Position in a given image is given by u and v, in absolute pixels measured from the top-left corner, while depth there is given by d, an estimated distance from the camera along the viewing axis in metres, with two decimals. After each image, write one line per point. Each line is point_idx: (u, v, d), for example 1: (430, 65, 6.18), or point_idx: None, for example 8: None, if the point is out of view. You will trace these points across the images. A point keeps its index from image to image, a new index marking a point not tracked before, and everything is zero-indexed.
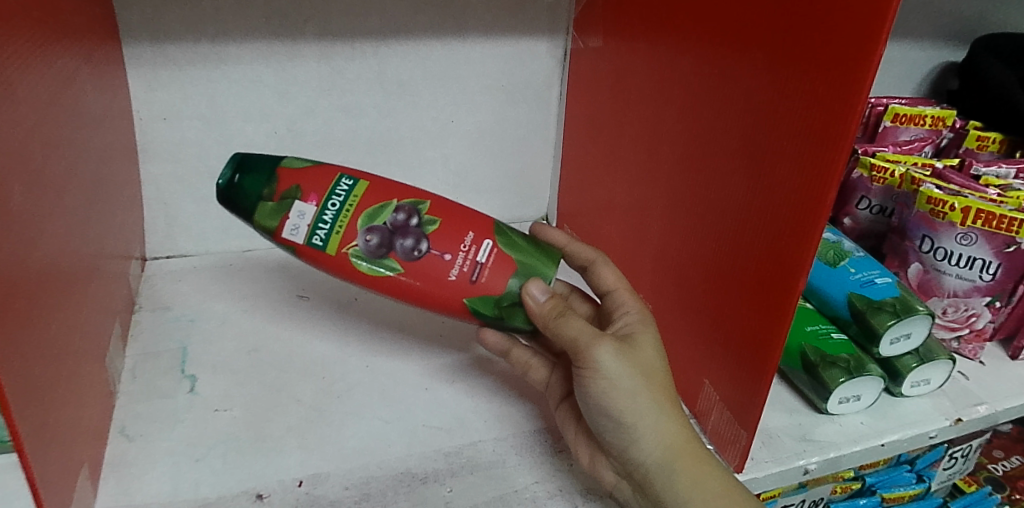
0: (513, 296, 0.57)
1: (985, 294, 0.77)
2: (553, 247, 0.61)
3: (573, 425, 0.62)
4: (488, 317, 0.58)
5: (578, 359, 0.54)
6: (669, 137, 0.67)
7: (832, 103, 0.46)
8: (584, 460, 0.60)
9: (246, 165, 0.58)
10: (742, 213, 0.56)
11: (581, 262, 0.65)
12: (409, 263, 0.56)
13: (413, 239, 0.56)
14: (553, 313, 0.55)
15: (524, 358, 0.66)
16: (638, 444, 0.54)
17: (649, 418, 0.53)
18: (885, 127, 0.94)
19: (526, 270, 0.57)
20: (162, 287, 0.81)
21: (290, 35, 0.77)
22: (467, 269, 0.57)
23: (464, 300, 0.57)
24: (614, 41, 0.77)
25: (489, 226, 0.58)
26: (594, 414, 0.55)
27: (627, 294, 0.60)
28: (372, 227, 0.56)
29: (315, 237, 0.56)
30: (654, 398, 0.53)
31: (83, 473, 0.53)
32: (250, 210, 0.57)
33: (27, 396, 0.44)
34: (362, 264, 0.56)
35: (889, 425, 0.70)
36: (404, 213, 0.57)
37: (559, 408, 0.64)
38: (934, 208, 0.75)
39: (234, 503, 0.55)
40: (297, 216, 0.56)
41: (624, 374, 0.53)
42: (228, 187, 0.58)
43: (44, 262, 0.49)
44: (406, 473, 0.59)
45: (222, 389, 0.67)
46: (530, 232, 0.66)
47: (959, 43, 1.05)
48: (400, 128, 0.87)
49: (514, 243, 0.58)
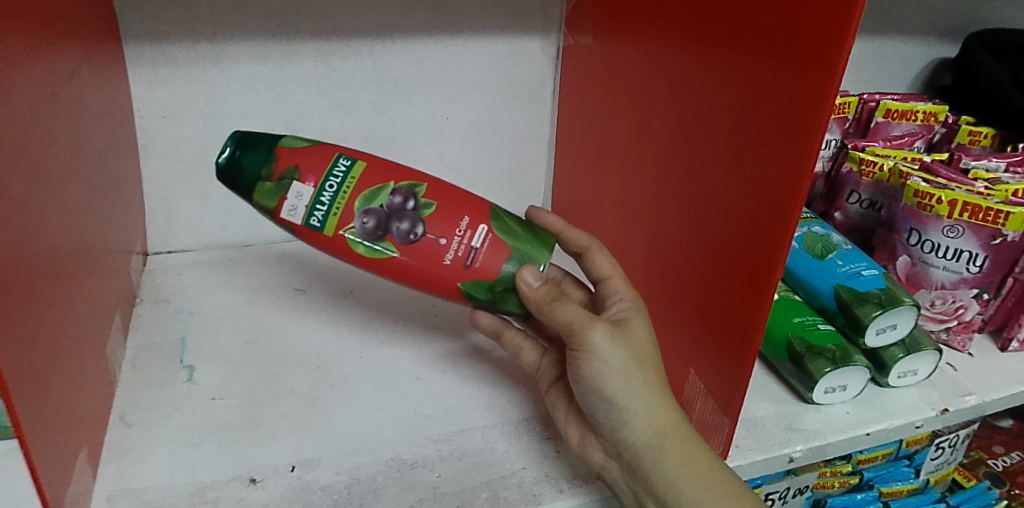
0: (506, 281, 0.59)
1: (972, 286, 0.78)
2: (548, 233, 0.62)
3: (564, 406, 0.63)
4: (481, 301, 0.60)
5: (572, 342, 0.55)
6: (655, 130, 0.68)
7: (805, 92, 0.47)
8: (574, 441, 0.61)
9: (246, 142, 0.59)
10: (724, 203, 0.57)
11: (576, 249, 0.66)
12: (404, 245, 0.58)
13: (409, 222, 0.58)
14: (547, 298, 0.56)
15: (515, 340, 0.68)
16: (630, 425, 0.55)
17: (640, 399, 0.54)
18: (877, 122, 0.95)
19: (521, 255, 0.59)
20: (163, 281, 0.83)
21: (286, 34, 0.79)
22: (462, 254, 0.58)
23: (459, 284, 0.59)
24: (603, 38, 0.78)
25: (484, 211, 0.59)
26: (587, 395, 0.56)
27: (621, 281, 0.62)
28: (368, 209, 0.57)
29: (313, 217, 0.57)
30: (644, 380, 0.54)
31: (83, 456, 0.54)
32: (249, 188, 0.58)
33: (26, 381, 0.45)
34: (359, 245, 0.58)
35: (875, 415, 0.71)
36: (400, 196, 0.58)
37: (550, 390, 0.65)
38: (921, 201, 0.76)
39: (229, 487, 0.56)
40: (295, 197, 0.58)
41: (617, 356, 0.54)
42: (229, 164, 0.59)
43: (45, 251, 0.52)
44: (396, 459, 0.60)
45: (219, 379, 0.69)
46: (527, 217, 0.67)
47: (953, 39, 1.06)
48: (396, 125, 0.88)
49: (509, 229, 0.59)
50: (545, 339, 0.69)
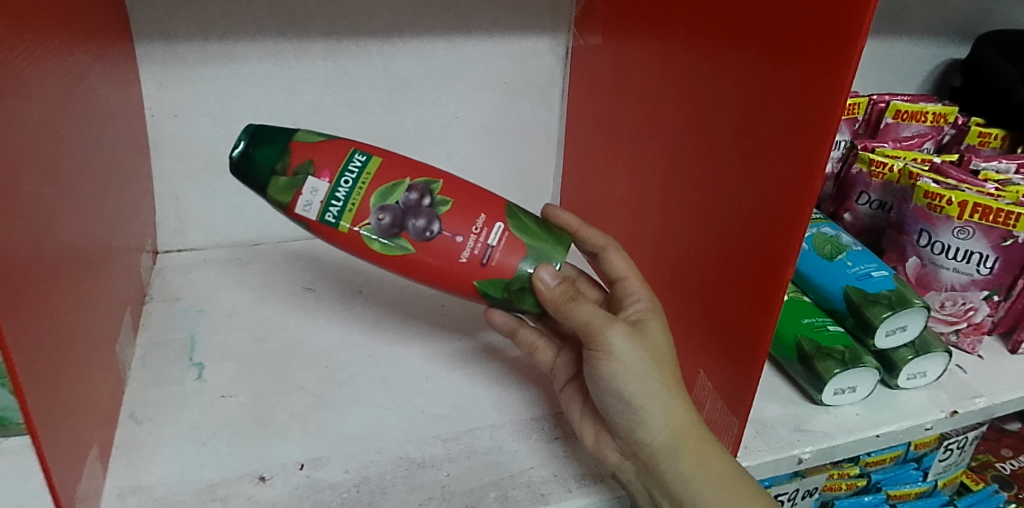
0: (522, 280, 0.58)
1: (982, 288, 0.78)
2: (565, 232, 0.62)
3: (580, 405, 0.63)
4: (496, 299, 0.60)
5: (590, 342, 0.55)
6: (666, 131, 0.68)
7: (817, 88, 0.46)
8: (589, 440, 0.61)
9: (258, 137, 0.59)
10: (735, 203, 0.57)
11: (592, 249, 0.65)
12: (420, 243, 0.58)
13: (425, 220, 0.57)
14: (564, 298, 0.56)
15: (530, 338, 0.68)
16: (646, 426, 0.55)
17: (658, 400, 0.54)
18: (886, 123, 0.95)
19: (537, 254, 0.59)
20: (173, 279, 0.84)
21: (296, 33, 0.79)
22: (478, 251, 0.58)
23: (475, 282, 0.59)
24: (612, 38, 0.78)
25: (501, 208, 0.59)
26: (604, 395, 0.56)
27: (638, 281, 0.61)
28: (384, 206, 0.57)
29: (328, 213, 0.57)
30: (662, 381, 0.54)
31: (93, 453, 0.54)
32: (263, 183, 0.58)
33: (38, 377, 0.45)
34: (375, 242, 0.58)
35: (884, 417, 0.70)
36: (416, 192, 0.58)
37: (565, 389, 0.65)
38: (931, 202, 0.76)
39: (238, 485, 0.57)
40: (310, 192, 0.58)
41: (635, 357, 0.54)
42: (242, 159, 0.59)
43: (59, 248, 0.52)
44: (405, 457, 0.60)
45: (229, 377, 0.69)
46: (542, 215, 0.66)
47: (963, 39, 1.05)
48: (405, 124, 0.88)
49: (526, 227, 0.59)
50: (559, 337, 0.69)
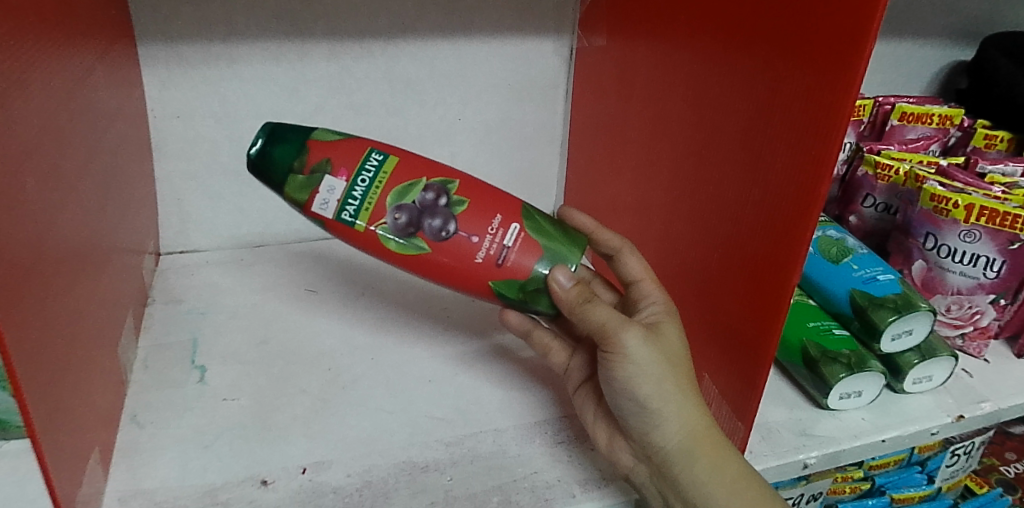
0: (538, 281, 0.58)
1: (989, 291, 0.77)
2: (580, 233, 0.61)
3: (593, 407, 0.63)
4: (511, 299, 0.59)
5: (605, 344, 0.54)
6: (672, 132, 0.67)
7: (827, 90, 0.46)
8: (602, 443, 0.61)
9: (276, 135, 0.59)
10: (741, 205, 0.56)
11: (606, 250, 0.64)
12: (436, 243, 0.57)
13: (441, 220, 0.57)
14: (580, 299, 0.56)
15: (544, 339, 0.67)
16: (661, 429, 0.55)
17: (673, 403, 0.54)
18: (891, 125, 0.94)
19: (553, 255, 0.58)
20: (175, 280, 0.83)
21: (299, 34, 0.79)
22: (494, 252, 0.58)
23: (490, 282, 0.58)
24: (617, 39, 0.77)
25: (517, 209, 0.59)
26: (618, 398, 0.56)
27: (653, 284, 0.61)
28: (400, 205, 0.57)
29: (345, 212, 0.57)
30: (677, 384, 0.54)
31: (94, 456, 0.54)
32: (280, 181, 0.58)
33: (39, 379, 0.45)
34: (391, 241, 0.57)
35: (890, 421, 0.70)
36: (432, 192, 0.57)
37: (578, 391, 0.65)
38: (938, 205, 0.75)
39: (239, 489, 0.56)
40: (327, 191, 0.57)
41: (649, 360, 0.53)
42: (261, 157, 0.58)
43: (61, 250, 0.52)
44: (408, 461, 0.60)
45: (231, 379, 0.69)
46: (557, 216, 0.64)
47: (969, 41, 1.05)
48: (409, 125, 0.88)
49: (542, 228, 0.59)
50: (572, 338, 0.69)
